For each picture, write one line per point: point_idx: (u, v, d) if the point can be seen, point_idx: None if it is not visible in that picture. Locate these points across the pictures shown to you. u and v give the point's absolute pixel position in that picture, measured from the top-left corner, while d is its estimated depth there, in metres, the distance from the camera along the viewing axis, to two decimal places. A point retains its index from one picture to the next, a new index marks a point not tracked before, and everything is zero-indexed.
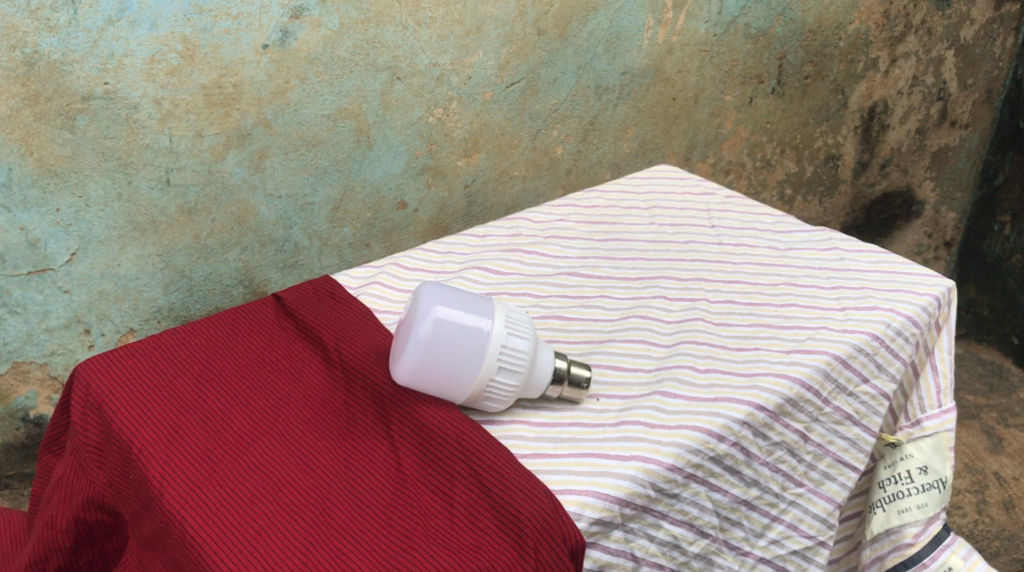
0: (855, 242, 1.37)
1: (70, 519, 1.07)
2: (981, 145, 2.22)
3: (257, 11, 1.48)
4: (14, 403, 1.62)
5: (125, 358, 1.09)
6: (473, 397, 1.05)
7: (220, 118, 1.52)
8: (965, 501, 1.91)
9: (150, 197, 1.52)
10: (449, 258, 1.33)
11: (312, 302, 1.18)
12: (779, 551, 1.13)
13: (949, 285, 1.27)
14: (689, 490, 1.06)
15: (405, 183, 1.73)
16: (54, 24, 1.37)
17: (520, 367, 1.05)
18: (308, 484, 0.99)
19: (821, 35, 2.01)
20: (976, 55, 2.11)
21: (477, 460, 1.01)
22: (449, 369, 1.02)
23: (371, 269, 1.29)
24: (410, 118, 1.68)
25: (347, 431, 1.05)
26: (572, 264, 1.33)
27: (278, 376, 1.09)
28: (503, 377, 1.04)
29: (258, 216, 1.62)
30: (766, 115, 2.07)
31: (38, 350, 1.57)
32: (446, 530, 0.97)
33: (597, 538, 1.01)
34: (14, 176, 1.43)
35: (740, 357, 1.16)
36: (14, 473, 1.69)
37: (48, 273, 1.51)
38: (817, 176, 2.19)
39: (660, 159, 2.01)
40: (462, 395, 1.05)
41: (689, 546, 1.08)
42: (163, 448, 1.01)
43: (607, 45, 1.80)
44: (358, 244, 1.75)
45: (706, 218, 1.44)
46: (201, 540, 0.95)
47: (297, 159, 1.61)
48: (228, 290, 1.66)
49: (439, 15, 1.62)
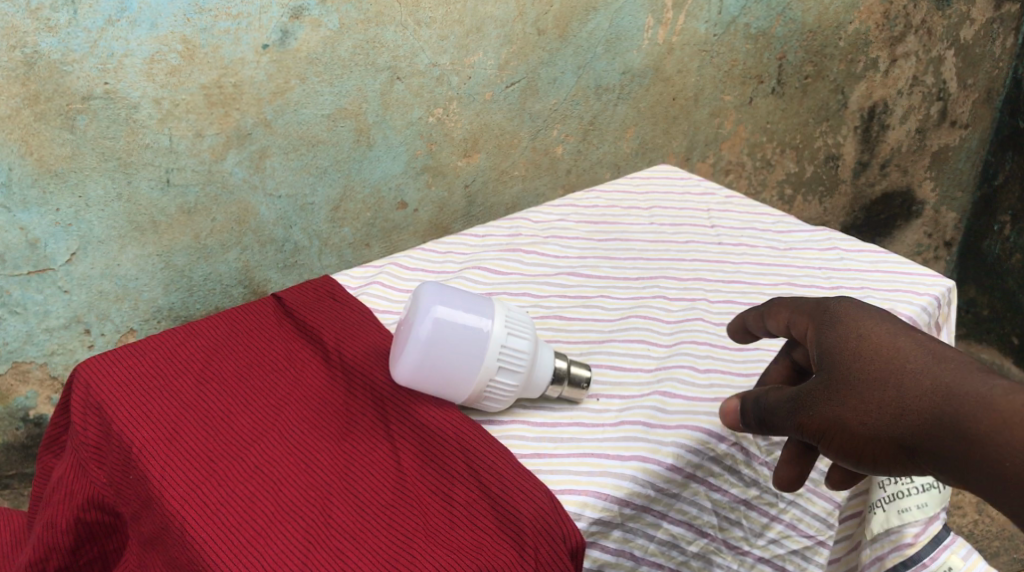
0: (855, 242, 1.37)
1: (70, 519, 1.07)
2: (981, 145, 2.23)
3: (257, 11, 1.47)
4: (14, 403, 1.61)
5: (125, 358, 1.09)
6: (472, 396, 1.05)
7: (220, 118, 1.52)
8: (965, 501, 1.91)
9: (150, 197, 1.52)
10: (449, 258, 1.33)
11: (312, 303, 1.18)
12: (778, 551, 1.13)
13: (949, 285, 1.28)
14: (689, 490, 1.07)
15: (405, 183, 1.74)
16: (54, 24, 1.36)
17: (520, 367, 1.05)
18: (307, 483, 0.99)
19: (821, 34, 2.01)
20: (976, 55, 2.11)
21: (477, 460, 1.01)
22: (449, 368, 1.02)
23: (371, 269, 1.29)
24: (410, 118, 1.68)
25: (348, 430, 1.05)
26: (573, 264, 1.33)
27: (277, 377, 1.09)
28: (503, 377, 1.04)
29: (258, 216, 1.62)
30: (766, 115, 2.07)
31: (38, 350, 1.56)
32: (445, 529, 0.97)
33: (596, 537, 1.02)
34: (14, 176, 1.42)
35: (740, 357, 1.17)
36: (14, 473, 1.69)
37: (48, 273, 1.51)
38: (817, 176, 2.19)
39: (660, 159, 2.01)
40: (462, 395, 1.05)
41: (689, 545, 1.09)
42: (163, 448, 1.01)
43: (607, 45, 1.80)
44: (358, 244, 1.75)
45: (706, 218, 1.44)
46: (200, 539, 0.95)
47: (297, 159, 1.61)
48: (228, 290, 1.66)
49: (439, 15, 1.62)
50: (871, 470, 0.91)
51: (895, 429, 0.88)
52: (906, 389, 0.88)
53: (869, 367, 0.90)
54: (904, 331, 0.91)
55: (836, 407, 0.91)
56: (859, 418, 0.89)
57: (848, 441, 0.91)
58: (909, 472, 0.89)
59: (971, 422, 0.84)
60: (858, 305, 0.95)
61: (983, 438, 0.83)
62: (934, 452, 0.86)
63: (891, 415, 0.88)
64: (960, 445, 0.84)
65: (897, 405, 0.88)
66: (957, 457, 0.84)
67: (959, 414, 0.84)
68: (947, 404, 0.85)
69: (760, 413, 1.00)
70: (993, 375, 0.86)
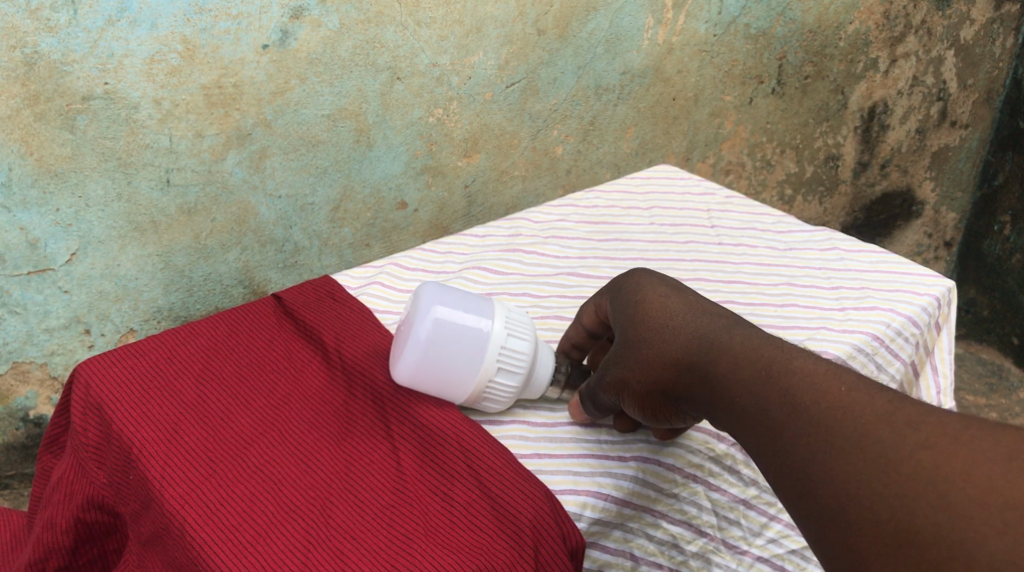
0: (855, 243, 1.37)
1: (71, 519, 1.07)
2: (981, 145, 2.23)
3: (257, 11, 1.47)
4: (14, 403, 1.60)
5: (125, 358, 1.09)
6: (472, 396, 1.05)
7: (220, 118, 1.52)
8: None
9: (150, 197, 1.52)
10: (449, 258, 1.33)
11: (313, 303, 1.18)
12: (777, 550, 1.10)
13: (949, 285, 1.28)
14: (688, 490, 1.08)
15: (405, 183, 1.74)
16: (54, 24, 1.36)
17: (520, 368, 1.05)
18: (307, 484, 0.99)
19: (821, 35, 2.01)
20: (976, 55, 2.10)
21: (477, 460, 1.01)
22: (447, 368, 1.02)
23: (371, 269, 1.30)
24: (410, 119, 1.68)
25: (348, 430, 1.05)
26: (572, 264, 1.33)
27: (276, 376, 1.09)
28: (502, 378, 1.04)
29: (258, 216, 1.62)
30: (766, 115, 2.07)
31: (38, 350, 1.56)
32: (446, 529, 0.97)
33: (597, 537, 1.04)
34: (14, 176, 1.42)
35: None
36: (14, 473, 1.69)
37: (48, 273, 1.50)
38: (817, 176, 2.20)
39: (660, 159, 2.01)
40: (462, 396, 1.05)
41: (688, 545, 1.08)
42: (163, 448, 1.01)
43: (607, 45, 1.80)
44: (358, 244, 1.75)
45: (706, 218, 1.44)
46: (200, 540, 0.95)
47: (297, 159, 1.61)
48: (228, 290, 1.66)
49: (439, 15, 1.62)
50: (653, 420, 1.02)
51: (662, 379, 0.98)
52: (665, 343, 0.98)
53: (640, 329, 1.01)
54: (676, 293, 1.02)
55: (619, 367, 1.01)
56: (635, 374, 1.00)
57: (629, 396, 1.01)
58: (681, 416, 1.01)
59: (713, 366, 0.95)
60: (642, 274, 1.06)
61: (721, 382, 0.94)
62: (690, 397, 0.97)
63: (657, 368, 0.98)
64: (707, 389, 0.95)
65: (659, 358, 0.98)
66: (706, 399, 0.95)
67: (706, 360, 0.95)
68: (697, 352, 0.97)
69: (591, 397, 1.05)
70: (740, 327, 0.97)
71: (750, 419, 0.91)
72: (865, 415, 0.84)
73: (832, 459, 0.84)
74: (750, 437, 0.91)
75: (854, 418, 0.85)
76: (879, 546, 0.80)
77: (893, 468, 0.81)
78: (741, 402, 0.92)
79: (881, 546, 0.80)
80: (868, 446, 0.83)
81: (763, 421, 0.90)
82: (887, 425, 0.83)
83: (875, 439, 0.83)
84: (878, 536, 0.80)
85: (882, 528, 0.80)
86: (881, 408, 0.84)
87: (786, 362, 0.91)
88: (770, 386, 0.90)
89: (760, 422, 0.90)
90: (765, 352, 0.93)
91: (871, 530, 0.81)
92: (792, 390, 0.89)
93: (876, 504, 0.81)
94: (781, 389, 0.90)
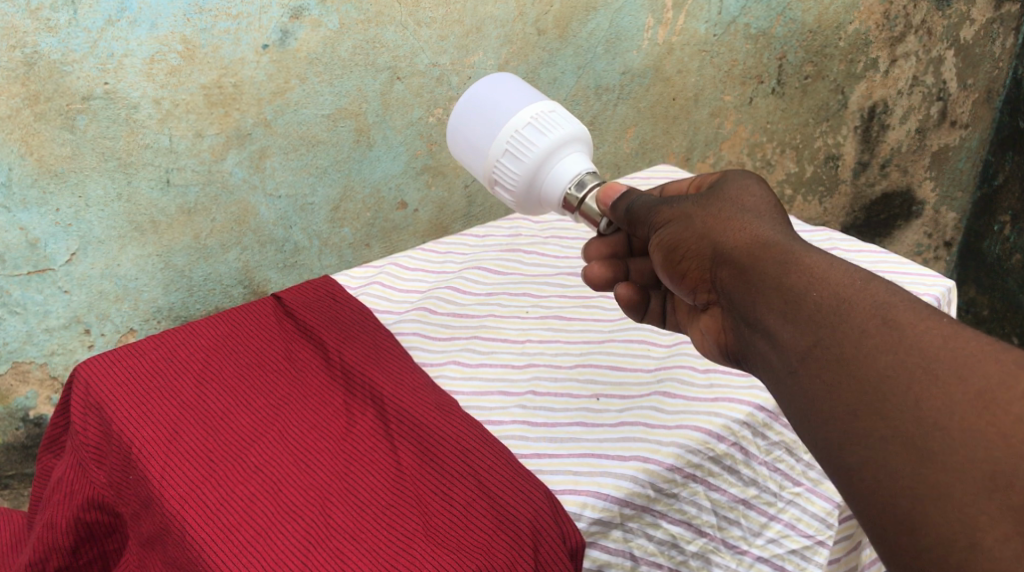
0: (854, 243, 1.37)
1: (71, 519, 1.06)
2: (981, 145, 2.24)
3: (257, 11, 1.47)
4: (14, 403, 1.60)
5: (124, 358, 1.09)
6: (502, 150, 1.14)
7: (219, 118, 1.52)
8: None
9: (150, 197, 1.52)
10: (449, 258, 1.36)
11: (312, 302, 1.19)
12: (777, 550, 1.10)
13: (949, 285, 1.29)
14: (688, 490, 1.07)
15: (405, 183, 1.73)
16: (54, 24, 1.36)
17: (569, 122, 1.15)
18: (308, 484, 0.99)
19: (821, 34, 2.01)
20: (976, 55, 2.11)
21: (476, 460, 1.02)
22: (509, 98, 1.17)
23: (372, 269, 1.32)
24: (410, 118, 1.68)
25: (349, 430, 1.05)
26: (573, 264, 1.34)
27: (278, 376, 1.10)
28: (550, 118, 1.15)
29: (258, 216, 1.62)
30: (766, 115, 2.07)
31: (38, 350, 1.56)
32: (446, 530, 0.97)
33: (596, 537, 1.03)
34: (14, 176, 1.42)
35: None
36: (14, 473, 1.68)
37: (48, 273, 1.50)
38: (817, 175, 2.19)
39: (661, 159, 2.00)
40: (492, 151, 1.15)
41: (688, 544, 1.07)
42: (162, 448, 1.01)
43: (607, 45, 1.80)
44: (358, 244, 1.75)
45: None
46: (200, 540, 0.95)
47: (297, 159, 1.61)
48: (228, 290, 1.66)
49: (439, 15, 1.62)
50: (679, 273, 1.02)
51: (731, 239, 0.97)
52: (763, 221, 0.98)
53: (742, 196, 1.01)
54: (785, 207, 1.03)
55: (695, 205, 1.02)
56: (704, 218, 1.00)
57: (684, 232, 1.01)
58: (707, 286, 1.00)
59: (803, 255, 0.93)
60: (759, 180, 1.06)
61: (806, 268, 0.92)
62: (748, 267, 0.95)
63: (732, 228, 0.98)
64: (782, 268, 0.93)
65: (744, 226, 0.98)
66: (774, 276, 0.93)
67: (797, 250, 0.94)
68: (788, 241, 0.95)
69: (636, 203, 1.07)
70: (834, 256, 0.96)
71: (825, 311, 0.89)
72: (970, 349, 0.83)
73: (930, 391, 0.83)
74: (815, 333, 0.89)
75: (956, 349, 0.84)
76: (971, 483, 0.79)
77: (1000, 407, 0.80)
78: (818, 298, 0.90)
79: (973, 486, 0.79)
80: (971, 381, 0.82)
81: (838, 319, 0.88)
82: (996, 362, 0.82)
83: (978, 375, 0.82)
84: (969, 473, 0.79)
85: (976, 466, 0.79)
86: (988, 345, 0.83)
87: (887, 283, 0.90)
88: (864, 293, 0.89)
89: (833, 324, 0.88)
90: (863, 271, 0.92)
91: (964, 463, 0.80)
92: (890, 306, 0.88)
93: (973, 440, 0.80)
94: (876, 301, 0.89)
